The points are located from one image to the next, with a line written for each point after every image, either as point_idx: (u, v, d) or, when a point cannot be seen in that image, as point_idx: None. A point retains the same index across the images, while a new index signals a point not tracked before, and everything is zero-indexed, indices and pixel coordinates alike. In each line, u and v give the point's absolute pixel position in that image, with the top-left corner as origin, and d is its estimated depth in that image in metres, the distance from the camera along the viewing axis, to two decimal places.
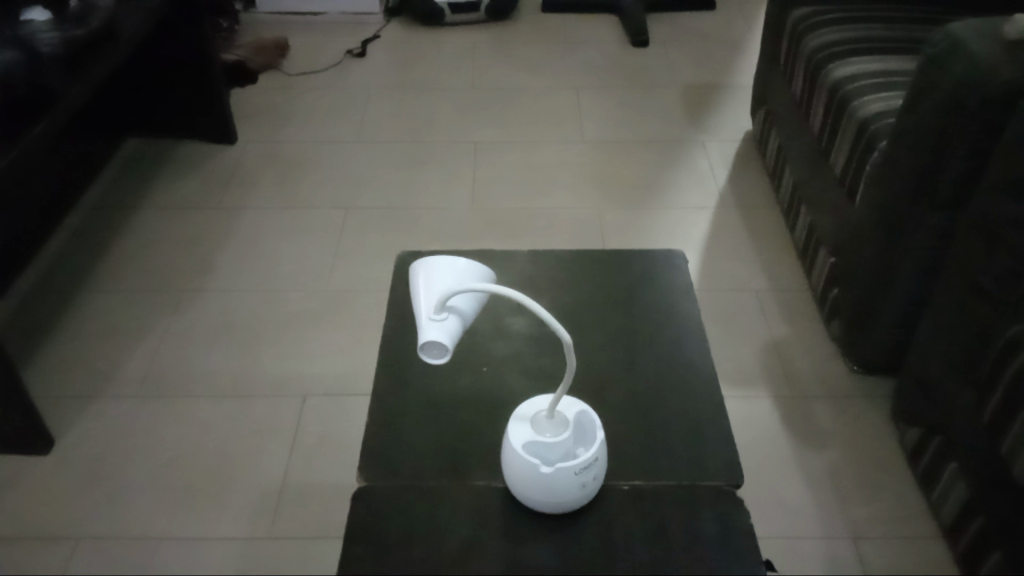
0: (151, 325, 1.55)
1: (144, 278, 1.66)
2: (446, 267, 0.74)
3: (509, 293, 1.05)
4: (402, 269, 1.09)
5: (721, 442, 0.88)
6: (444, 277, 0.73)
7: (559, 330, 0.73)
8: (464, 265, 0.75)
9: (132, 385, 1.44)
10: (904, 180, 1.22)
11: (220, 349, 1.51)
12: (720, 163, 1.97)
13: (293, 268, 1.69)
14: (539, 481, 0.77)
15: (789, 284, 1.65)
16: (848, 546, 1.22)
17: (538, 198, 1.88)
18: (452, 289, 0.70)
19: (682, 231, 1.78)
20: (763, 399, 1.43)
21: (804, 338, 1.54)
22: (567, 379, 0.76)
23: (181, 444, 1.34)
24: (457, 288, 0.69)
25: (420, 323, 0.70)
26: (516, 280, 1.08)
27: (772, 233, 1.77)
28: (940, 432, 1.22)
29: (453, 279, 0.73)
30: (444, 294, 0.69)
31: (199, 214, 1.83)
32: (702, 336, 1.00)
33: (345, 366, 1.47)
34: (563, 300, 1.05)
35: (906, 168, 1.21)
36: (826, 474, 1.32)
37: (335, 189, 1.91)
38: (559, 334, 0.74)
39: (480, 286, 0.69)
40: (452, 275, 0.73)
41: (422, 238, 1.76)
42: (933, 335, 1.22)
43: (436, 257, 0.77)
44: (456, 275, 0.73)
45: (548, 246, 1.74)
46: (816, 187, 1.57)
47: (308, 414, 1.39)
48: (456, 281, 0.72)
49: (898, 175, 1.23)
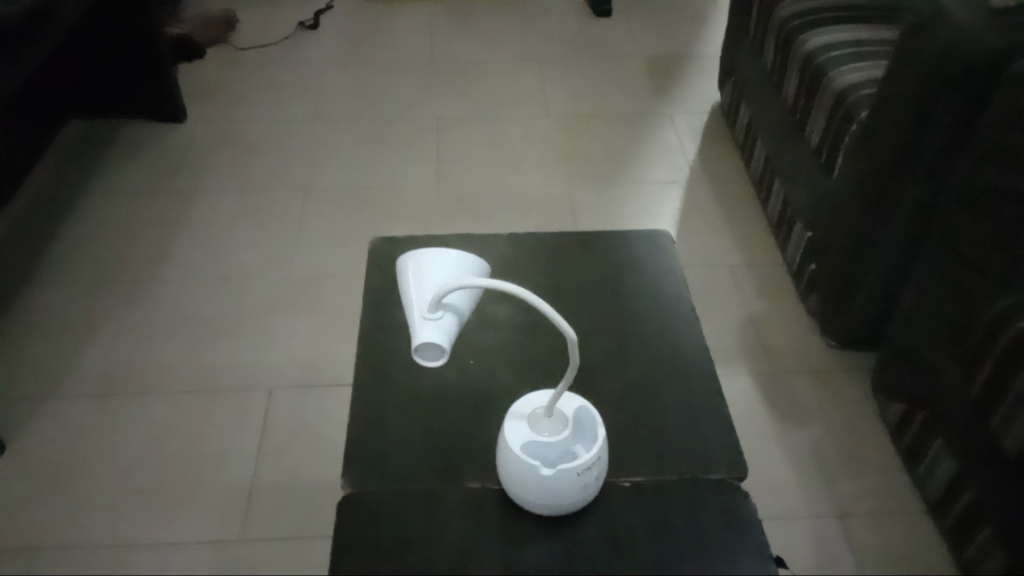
0: (104, 318, 1.47)
1: (96, 268, 1.57)
2: (437, 259, 0.69)
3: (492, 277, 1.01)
4: (379, 256, 1.04)
5: (720, 431, 0.84)
6: (438, 272, 0.67)
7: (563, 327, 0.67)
8: (458, 256, 0.69)
9: (89, 383, 1.36)
10: (885, 151, 1.20)
11: (180, 341, 1.44)
12: (689, 136, 1.94)
13: (254, 253, 1.62)
14: (540, 482, 0.73)
15: (764, 258, 1.63)
16: (835, 525, 1.21)
17: (506, 176, 1.83)
18: (447, 285, 0.64)
19: (654, 207, 1.74)
20: (745, 376, 1.41)
21: (782, 313, 1.52)
22: (569, 377, 0.71)
23: (143, 444, 1.28)
24: (454, 285, 0.62)
25: (412, 321, 0.64)
26: (498, 267, 1.03)
27: (743, 206, 1.74)
28: (923, 408, 1.21)
29: (449, 277, 0.67)
30: (439, 290, 0.63)
31: (151, 199, 1.74)
32: (694, 320, 0.96)
33: (314, 357, 1.41)
34: (546, 283, 1.01)
35: (889, 138, 1.19)
36: (811, 450, 1.30)
37: (294, 170, 1.83)
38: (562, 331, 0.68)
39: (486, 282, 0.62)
40: (446, 269, 0.68)
41: (388, 221, 1.70)
42: (915, 309, 1.21)
43: (426, 248, 0.71)
44: (450, 270, 0.67)
45: (518, 231, 1.68)
46: (789, 160, 1.54)
47: (276, 407, 1.33)
48: (453, 279, 0.67)
49: (880, 147, 1.20)
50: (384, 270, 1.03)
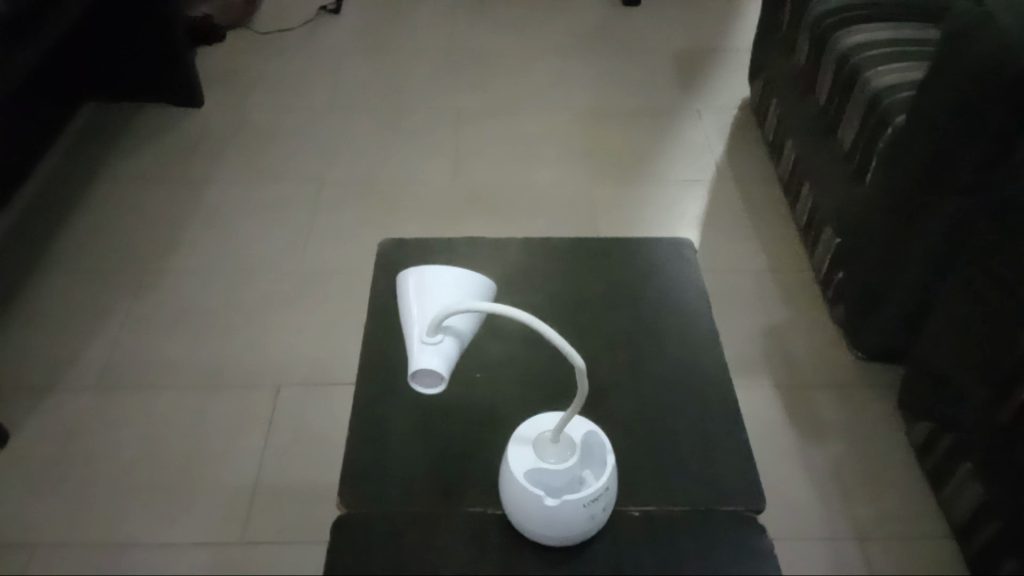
0: (112, 309, 1.46)
1: (106, 257, 1.55)
2: (440, 277, 0.65)
3: (502, 286, 0.97)
4: (387, 261, 1.01)
5: (737, 458, 0.80)
6: (440, 291, 0.63)
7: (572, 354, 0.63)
8: (462, 275, 0.65)
9: (94, 377, 1.34)
10: (920, 160, 1.14)
11: (187, 335, 1.41)
12: (716, 133, 1.88)
13: (265, 246, 1.59)
14: (543, 513, 0.69)
15: (790, 263, 1.57)
16: (854, 547, 1.16)
17: (525, 172, 1.78)
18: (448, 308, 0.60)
19: (676, 207, 1.69)
20: (765, 387, 1.36)
21: (806, 322, 1.47)
22: (577, 403, 0.67)
23: (145, 440, 1.26)
24: (455, 308, 0.59)
25: (411, 345, 0.61)
26: (510, 275, 0.99)
27: (769, 208, 1.69)
28: (951, 430, 1.15)
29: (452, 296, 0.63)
30: (440, 313, 0.59)
31: (163, 187, 1.72)
32: (714, 336, 0.92)
33: (322, 354, 1.38)
34: (559, 292, 0.97)
35: (925, 147, 1.13)
36: (832, 468, 1.25)
37: (309, 160, 1.80)
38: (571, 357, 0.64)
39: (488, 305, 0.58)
40: (449, 288, 0.64)
41: (403, 216, 1.66)
42: (945, 327, 1.15)
43: (429, 264, 0.67)
44: (453, 289, 0.64)
45: (544, 235, 1.63)
46: (819, 163, 1.49)
47: (282, 405, 1.30)
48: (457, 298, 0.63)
49: (916, 155, 1.15)
50: (391, 275, 0.99)
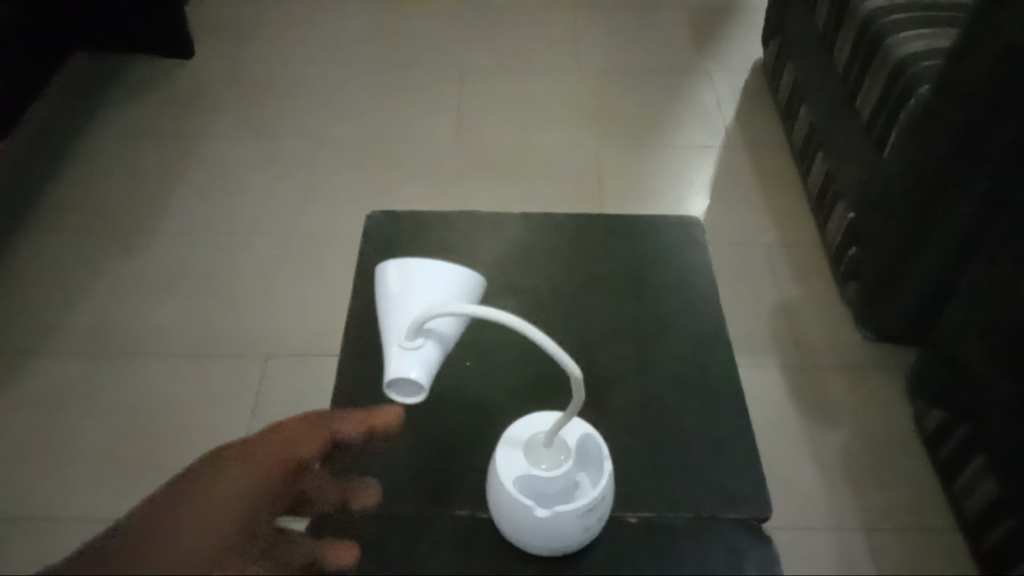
0: (97, 271, 1.41)
1: (92, 215, 1.50)
2: (425, 274, 0.66)
3: (500, 269, 0.92)
4: (379, 237, 0.95)
5: (744, 461, 0.76)
6: (423, 290, 0.65)
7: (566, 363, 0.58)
8: (447, 272, 0.66)
9: (77, 341, 1.30)
10: (945, 136, 1.07)
11: (175, 300, 1.37)
12: (729, 97, 1.81)
13: (256, 207, 1.53)
14: (534, 524, 0.65)
15: (801, 236, 1.52)
16: (859, 538, 1.12)
17: (528, 134, 1.71)
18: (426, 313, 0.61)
19: (685, 174, 1.63)
20: (772, 368, 1.32)
21: (817, 299, 1.41)
22: (573, 408, 0.62)
23: (129, 409, 1.22)
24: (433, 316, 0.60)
25: (393, 344, 0.64)
26: (508, 254, 0.94)
27: (781, 177, 1.62)
28: (966, 420, 1.11)
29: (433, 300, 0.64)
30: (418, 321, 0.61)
31: (153, 142, 1.65)
32: (723, 328, 0.87)
33: (314, 324, 1.33)
34: (559, 275, 0.91)
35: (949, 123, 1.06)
36: (838, 454, 1.21)
37: (303, 116, 1.73)
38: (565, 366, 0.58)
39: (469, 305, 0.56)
40: (432, 288, 0.65)
41: (400, 179, 1.60)
42: (969, 313, 1.09)
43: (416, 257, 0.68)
44: (434, 290, 0.65)
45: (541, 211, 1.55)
46: (836, 133, 1.42)
47: (271, 376, 1.26)
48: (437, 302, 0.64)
49: (939, 131, 1.08)
50: (383, 254, 0.94)
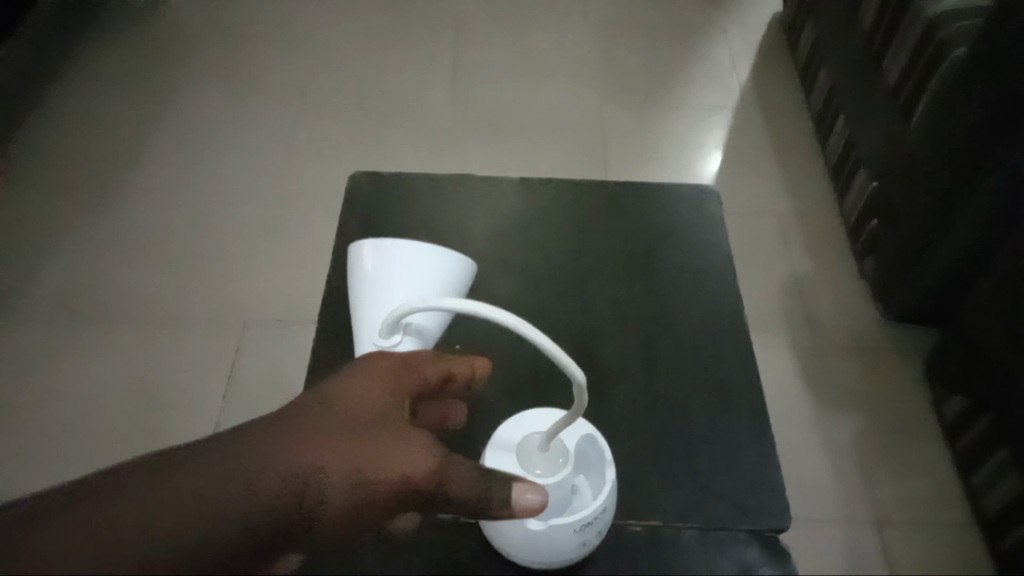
0: (67, 230, 1.32)
1: (63, 169, 1.41)
2: (401, 260, 0.67)
3: (494, 254, 0.87)
4: (364, 213, 0.89)
5: (758, 466, 0.71)
6: (394, 281, 0.66)
7: (570, 367, 0.49)
8: (421, 263, 0.66)
9: (42, 304, 1.22)
10: (980, 103, 0.97)
11: (148, 261, 1.28)
12: (743, 54, 1.71)
13: (238, 163, 1.44)
14: (526, 536, 0.58)
15: (817, 207, 1.43)
16: (872, 534, 1.05)
17: (528, 91, 1.61)
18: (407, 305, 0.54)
19: (695, 137, 1.54)
20: (782, 348, 1.24)
21: (832, 275, 1.33)
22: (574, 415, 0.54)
23: (96, 378, 1.14)
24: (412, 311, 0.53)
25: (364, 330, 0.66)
26: (502, 239, 0.88)
27: (797, 142, 1.53)
28: (988, 411, 1.02)
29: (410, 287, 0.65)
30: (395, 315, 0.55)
31: (129, 91, 1.56)
32: (739, 325, 0.82)
33: (295, 290, 1.25)
34: (559, 263, 0.86)
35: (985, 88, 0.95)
36: (851, 441, 1.14)
37: (290, 66, 1.63)
38: (567, 370, 0.49)
39: (448, 302, 0.49)
40: (404, 277, 0.66)
41: (392, 135, 1.51)
42: (988, 297, 0.99)
43: (393, 239, 0.68)
44: (407, 280, 0.65)
45: (540, 175, 1.45)
46: (860, 97, 1.32)
47: (248, 345, 1.18)
48: (412, 289, 0.65)
49: (974, 98, 0.97)
50: (369, 232, 0.87)
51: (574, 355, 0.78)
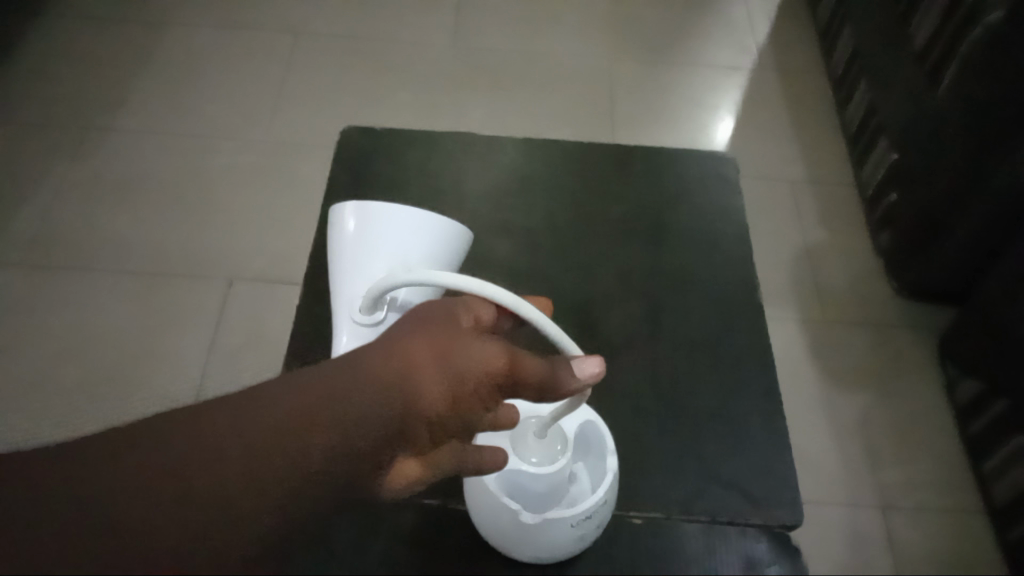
0: (48, 174, 1.26)
1: (45, 110, 1.34)
2: (385, 226, 0.62)
3: (494, 217, 0.81)
4: (356, 168, 0.83)
5: (768, 455, 0.67)
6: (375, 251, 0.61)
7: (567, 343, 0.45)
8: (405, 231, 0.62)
9: (19, 252, 1.17)
10: (1010, 69, 0.90)
11: (132, 210, 1.23)
12: (761, 12, 1.63)
13: (228, 109, 1.38)
14: (521, 529, 0.55)
15: (832, 174, 1.37)
16: (875, 519, 1.02)
17: (533, 40, 1.54)
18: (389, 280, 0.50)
19: (708, 98, 1.47)
20: (790, 321, 1.19)
21: (844, 246, 1.28)
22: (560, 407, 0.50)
23: (72, 331, 1.09)
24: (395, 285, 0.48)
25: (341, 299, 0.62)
26: (502, 201, 0.83)
27: (813, 106, 1.47)
28: (1004, 396, 0.97)
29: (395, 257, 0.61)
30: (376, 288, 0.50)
31: (116, 29, 1.49)
32: (753, 301, 0.77)
33: (284, 245, 1.20)
34: (562, 228, 0.81)
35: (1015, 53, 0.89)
36: (858, 421, 1.10)
37: (285, 7, 1.55)
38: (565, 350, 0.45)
39: (427, 274, 0.44)
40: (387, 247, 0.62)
41: (391, 84, 1.44)
42: (1009, 274, 0.93)
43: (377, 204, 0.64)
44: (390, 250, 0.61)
45: (545, 138, 1.38)
46: (883, 59, 1.25)
47: (234, 302, 1.13)
48: (398, 259, 0.61)
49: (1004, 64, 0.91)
50: (359, 189, 0.81)
51: (574, 325, 0.73)
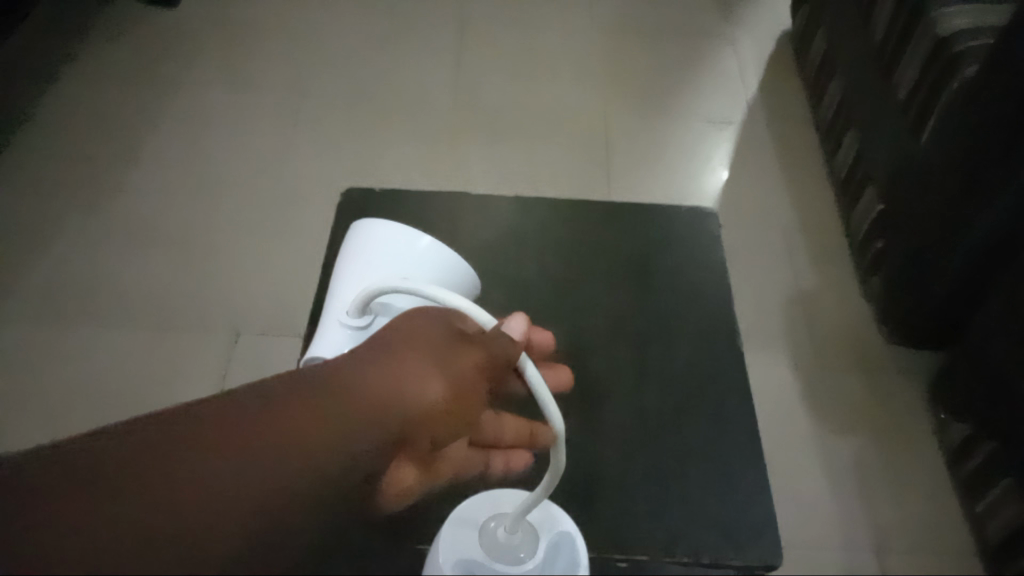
0: (63, 230, 1.31)
1: (61, 167, 1.40)
2: (387, 243, 0.66)
3: (488, 269, 0.85)
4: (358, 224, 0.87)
5: (749, 498, 0.70)
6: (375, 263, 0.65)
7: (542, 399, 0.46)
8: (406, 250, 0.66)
9: (35, 305, 1.21)
10: (989, 121, 0.93)
11: (143, 264, 1.27)
12: (752, 64, 1.69)
13: (238, 165, 1.43)
14: None
15: (823, 221, 1.41)
16: (870, 559, 1.03)
17: (532, 94, 1.59)
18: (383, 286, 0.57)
19: (700, 148, 1.52)
20: (784, 365, 1.22)
21: (836, 291, 1.31)
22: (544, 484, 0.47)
23: (85, 381, 1.12)
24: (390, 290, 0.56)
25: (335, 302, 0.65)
26: (497, 254, 0.87)
27: (804, 155, 1.51)
28: (991, 436, 0.99)
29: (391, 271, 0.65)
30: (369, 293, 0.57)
31: (131, 89, 1.54)
32: (734, 349, 0.80)
33: (290, 297, 1.23)
34: (554, 280, 0.85)
35: (993, 106, 0.92)
36: (852, 462, 1.12)
37: (293, 66, 1.61)
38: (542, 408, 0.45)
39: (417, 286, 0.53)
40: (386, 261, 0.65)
41: (395, 139, 1.49)
42: (997, 318, 0.96)
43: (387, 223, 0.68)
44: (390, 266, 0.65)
45: (542, 189, 1.42)
46: (870, 109, 1.29)
47: (241, 352, 1.16)
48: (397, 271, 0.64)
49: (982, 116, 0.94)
50: None
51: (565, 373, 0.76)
